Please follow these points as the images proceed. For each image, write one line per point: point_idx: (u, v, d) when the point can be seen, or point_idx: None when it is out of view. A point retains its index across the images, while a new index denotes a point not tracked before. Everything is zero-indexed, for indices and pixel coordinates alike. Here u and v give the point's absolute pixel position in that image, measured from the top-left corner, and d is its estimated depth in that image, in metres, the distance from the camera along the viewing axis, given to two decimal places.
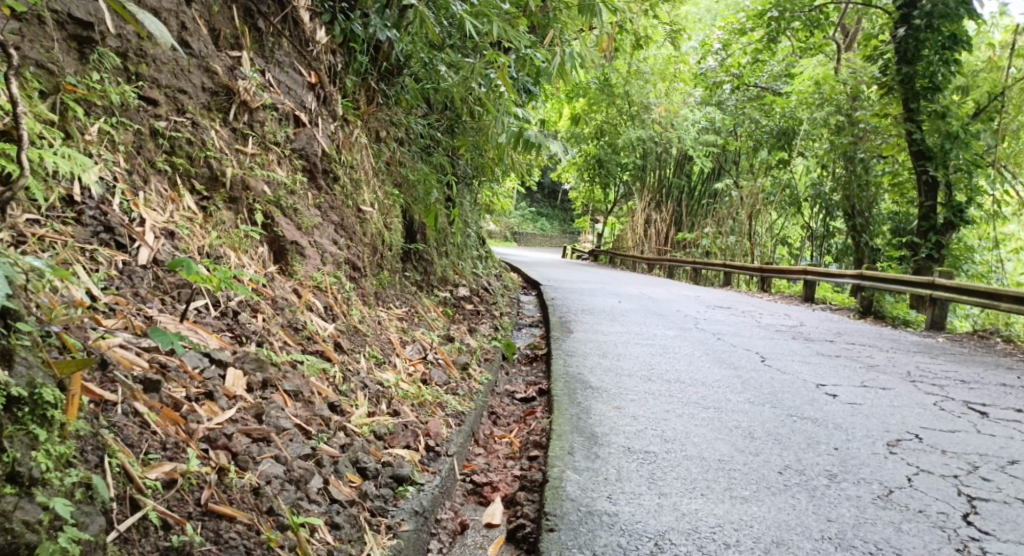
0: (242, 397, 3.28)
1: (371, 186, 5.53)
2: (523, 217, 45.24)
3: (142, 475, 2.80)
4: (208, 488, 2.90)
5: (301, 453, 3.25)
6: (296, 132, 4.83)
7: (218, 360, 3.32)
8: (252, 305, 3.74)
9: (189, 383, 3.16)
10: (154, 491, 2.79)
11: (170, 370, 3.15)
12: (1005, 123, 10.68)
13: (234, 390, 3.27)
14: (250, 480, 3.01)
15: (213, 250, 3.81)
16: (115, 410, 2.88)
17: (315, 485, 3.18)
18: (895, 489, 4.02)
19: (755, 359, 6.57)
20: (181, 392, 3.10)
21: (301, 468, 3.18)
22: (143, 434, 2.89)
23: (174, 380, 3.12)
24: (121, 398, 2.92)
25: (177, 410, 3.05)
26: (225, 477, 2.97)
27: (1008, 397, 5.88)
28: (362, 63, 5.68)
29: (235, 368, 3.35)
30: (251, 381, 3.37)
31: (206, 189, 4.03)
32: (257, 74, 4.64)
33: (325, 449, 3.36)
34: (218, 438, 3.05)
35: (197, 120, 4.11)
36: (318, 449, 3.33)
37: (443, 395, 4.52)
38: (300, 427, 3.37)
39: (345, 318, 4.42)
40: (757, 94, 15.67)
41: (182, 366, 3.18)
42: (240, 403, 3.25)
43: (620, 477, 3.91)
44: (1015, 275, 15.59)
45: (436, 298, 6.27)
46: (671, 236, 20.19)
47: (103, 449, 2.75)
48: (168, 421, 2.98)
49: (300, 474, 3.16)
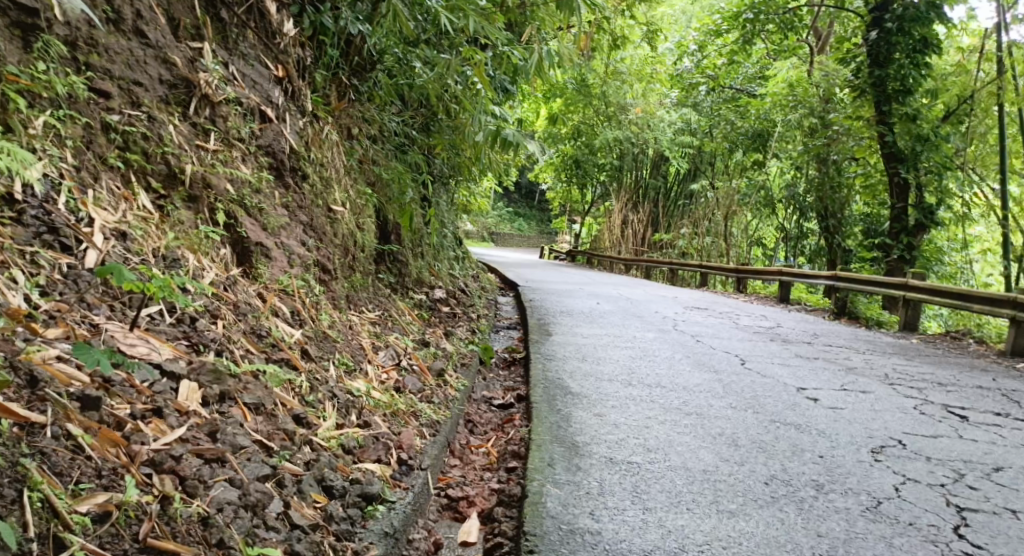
0: (195, 412, 3.07)
1: (342, 185, 5.31)
2: (500, 217, 45.03)
3: (70, 509, 2.57)
4: (148, 521, 2.67)
5: (259, 474, 3.03)
6: (261, 128, 4.61)
7: (171, 372, 3.10)
8: (212, 311, 3.54)
9: (135, 398, 2.95)
10: (83, 527, 2.56)
11: (115, 385, 2.93)
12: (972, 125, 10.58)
13: (187, 405, 3.06)
14: (198, 510, 2.78)
15: (169, 253, 3.59)
16: (43, 434, 2.66)
17: (274, 510, 2.96)
18: (884, 500, 3.86)
19: (735, 361, 6.42)
20: (125, 409, 2.89)
21: (258, 491, 2.96)
22: (76, 461, 2.67)
23: (118, 396, 2.91)
24: (52, 419, 2.70)
25: (120, 430, 2.83)
26: (169, 506, 2.74)
27: (986, 400, 5.76)
28: (332, 57, 5.48)
29: (189, 381, 3.13)
30: (206, 394, 3.15)
31: (163, 187, 3.83)
32: (220, 67, 4.43)
33: (287, 468, 3.16)
34: (164, 461, 2.83)
35: (153, 114, 3.89)
36: (279, 468, 3.12)
37: (417, 404, 4.32)
38: (261, 444, 3.16)
39: (314, 323, 4.21)
40: (732, 96, 15.61)
41: (129, 381, 2.97)
42: (193, 420, 3.04)
43: (602, 490, 3.73)
44: (983, 275, 15.62)
45: (411, 301, 6.06)
46: (648, 237, 20.05)
47: (22, 483, 2.53)
48: (107, 443, 2.77)
49: (257, 498, 2.94)
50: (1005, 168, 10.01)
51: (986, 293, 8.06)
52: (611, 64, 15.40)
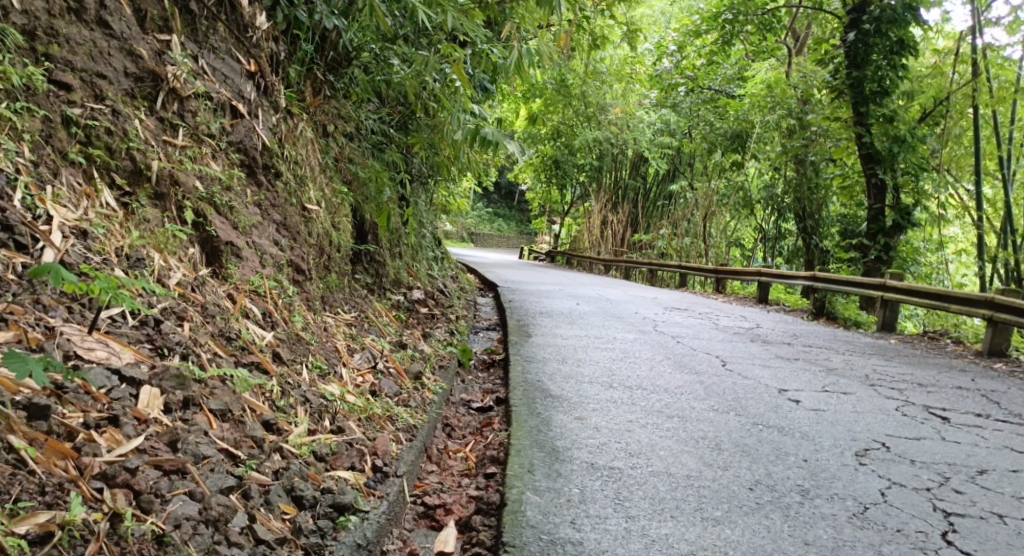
0: (155, 420, 2.93)
1: (317, 183, 5.18)
2: (479, 217, 44.85)
3: (8, 530, 2.44)
4: (95, 542, 2.54)
5: (223, 486, 2.90)
6: (232, 124, 4.46)
7: (131, 377, 2.97)
8: (178, 312, 3.40)
9: (90, 406, 2.81)
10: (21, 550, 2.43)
11: (68, 392, 2.80)
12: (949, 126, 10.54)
13: (147, 412, 2.93)
14: (152, 527, 2.65)
15: (133, 251, 3.46)
16: None
17: (237, 525, 2.83)
18: (870, 505, 3.78)
19: (716, 363, 6.33)
20: (77, 419, 2.76)
21: (220, 505, 2.83)
22: (17, 476, 2.54)
23: (71, 404, 2.78)
24: None
25: (70, 441, 2.70)
26: (119, 525, 2.60)
27: (966, 401, 5.70)
28: (306, 52, 5.35)
29: (151, 387, 3.00)
30: (168, 400, 3.02)
31: (128, 184, 3.69)
32: (189, 60, 4.28)
33: (254, 477, 3.03)
34: (117, 475, 2.70)
35: (118, 108, 3.77)
36: (245, 478, 2.99)
37: (394, 408, 4.20)
38: (226, 452, 3.03)
39: (286, 325, 4.08)
40: (711, 97, 15.59)
41: (83, 387, 2.84)
42: (152, 428, 2.90)
43: (584, 498, 3.62)
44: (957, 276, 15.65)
45: (388, 302, 5.93)
46: (627, 237, 19.98)
47: None
48: (54, 456, 2.64)
49: (219, 513, 2.81)
50: (979, 168, 9.95)
51: (963, 293, 8.02)
52: (592, 64, 15.32)
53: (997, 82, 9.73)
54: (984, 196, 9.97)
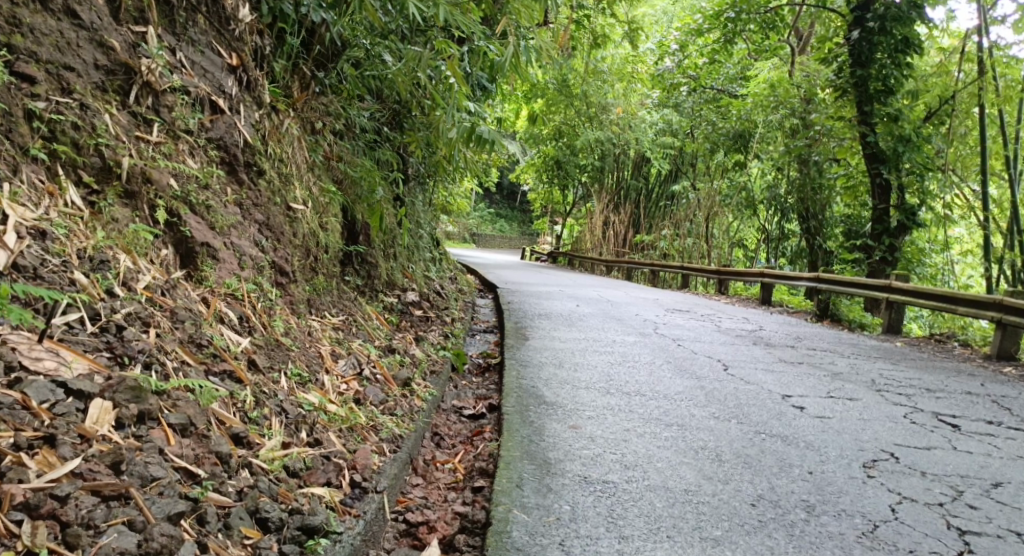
0: (103, 438, 2.77)
1: (304, 181, 4.95)
2: (481, 217, 44.64)
3: None
4: None
5: (171, 512, 2.71)
6: (212, 120, 4.24)
7: (80, 391, 2.81)
8: (143, 318, 3.21)
9: (27, 424, 2.67)
10: None
11: (5, 407, 2.66)
12: (955, 126, 10.36)
13: (95, 429, 2.77)
14: None
15: (97, 253, 3.27)
16: None
17: None
18: (880, 523, 3.58)
19: (718, 368, 6.12)
20: (9, 439, 2.61)
21: (164, 536, 2.64)
22: None
23: (6, 422, 2.64)
24: None
25: None
26: None
27: (977, 407, 5.49)
28: (293, 46, 5.10)
29: (102, 400, 2.84)
30: (122, 415, 2.86)
31: (96, 181, 3.50)
32: (165, 53, 4.06)
33: (213, 499, 2.85)
34: (42, 504, 2.54)
35: (87, 102, 3.58)
36: (202, 500, 2.82)
37: (379, 417, 4.00)
38: (183, 473, 2.86)
39: (265, 330, 3.88)
40: (714, 96, 15.35)
41: (22, 402, 2.70)
42: (96, 447, 2.74)
43: (574, 516, 3.43)
44: (962, 278, 15.45)
45: (380, 304, 5.71)
46: (629, 238, 19.83)
47: None
48: None
49: (162, 544, 2.62)
50: (987, 169, 9.70)
51: (970, 295, 7.80)
52: (593, 62, 15.14)
53: (1005, 81, 9.48)
54: (991, 196, 9.74)
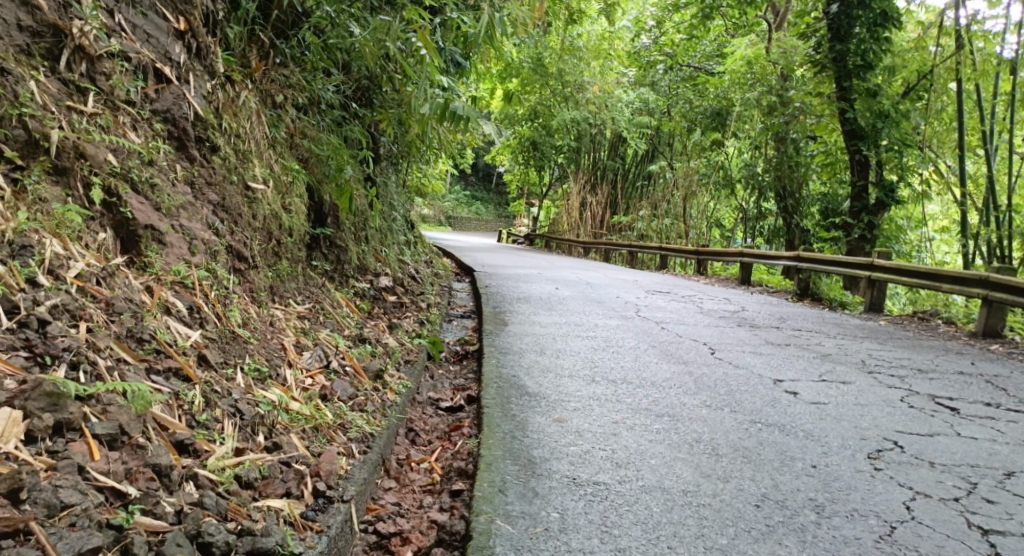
0: (7, 456, 2.46)
1: (263, 159, 4.55)
2: (458, 201, 44.21)
3: None
4: None
5: (84, 547, 2.39)
6: (157, 90, 3.86)
7: None
8: (72, 311, 2.88)
9: None
10: None
11: None
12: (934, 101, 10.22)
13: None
14: None
15: (19, 236, 2.92)
16: None
17: None
18: (897, 524, 3.28)
19: (705, 352, 5.81)
20: None
21: None
22: None
23: None
24: None
25: None
26: None
27: (972, 389, 5.22)
28: (248, 11, 4.67)
29: (10, 410, 2.53)
30: (33, 427, 2.54)
31: (20, 156, 3.12)
32: (102, 14, 3.67)
33: (142, 523, 2.53)
34: None
35: (9, 67, 3.20)
36: (130, 527, 2.50)
37: (348, 413, 3.65)
38: (106, 495, 2.54)
39: (220, 321, 3.51)
40: (691, 75, 14.71)
41: None
42: None
43: (564, 526, 3.11)
44: (937, 253, 15.23)
45: (350, 290, 5.32)
46: (607, 220, 19.27)
47: None
48: None
49: None
50: (963, 143, 9.35)
51: (954, 272, 7.51)
52: (568, 40, 14.82)
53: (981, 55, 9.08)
54: (967, 173, 9.41)
